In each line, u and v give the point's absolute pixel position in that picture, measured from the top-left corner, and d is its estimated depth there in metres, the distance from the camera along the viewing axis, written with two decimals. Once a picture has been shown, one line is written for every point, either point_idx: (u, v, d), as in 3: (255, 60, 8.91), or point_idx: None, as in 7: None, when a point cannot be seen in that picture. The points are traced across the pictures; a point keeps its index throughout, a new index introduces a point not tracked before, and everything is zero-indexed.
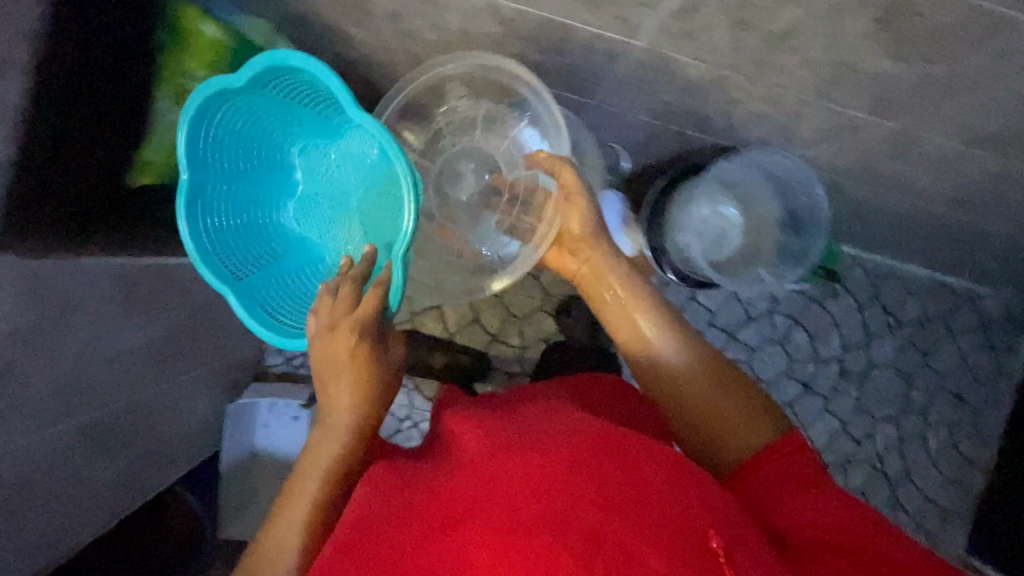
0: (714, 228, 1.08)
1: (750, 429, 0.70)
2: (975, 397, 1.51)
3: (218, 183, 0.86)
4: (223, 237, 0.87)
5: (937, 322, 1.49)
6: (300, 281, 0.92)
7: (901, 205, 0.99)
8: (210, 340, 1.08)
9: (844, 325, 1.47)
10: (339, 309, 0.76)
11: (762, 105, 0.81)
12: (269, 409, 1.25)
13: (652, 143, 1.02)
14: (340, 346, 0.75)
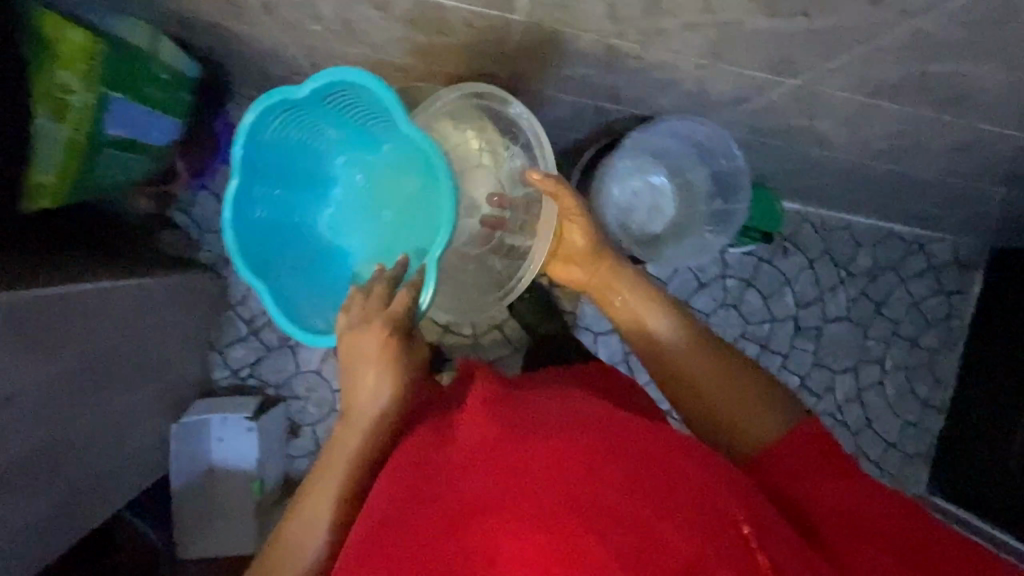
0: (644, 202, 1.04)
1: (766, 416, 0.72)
2: (928, 339, 1.52)
3: (263, 184, 0.84)
4: (256, 233, 0.84)
5: (886, 271, 1.49)
6: (332, 288, 0.89)
7: (834, 159, 0.96)
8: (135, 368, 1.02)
9: (795, 283, 1.47)
10: (373, 306, 0.73)
11: (682, 90, 0.75)
12: (223, 423, 1.22)
13: (577, 117, 0.97)
14: (365, 340, 0.70)
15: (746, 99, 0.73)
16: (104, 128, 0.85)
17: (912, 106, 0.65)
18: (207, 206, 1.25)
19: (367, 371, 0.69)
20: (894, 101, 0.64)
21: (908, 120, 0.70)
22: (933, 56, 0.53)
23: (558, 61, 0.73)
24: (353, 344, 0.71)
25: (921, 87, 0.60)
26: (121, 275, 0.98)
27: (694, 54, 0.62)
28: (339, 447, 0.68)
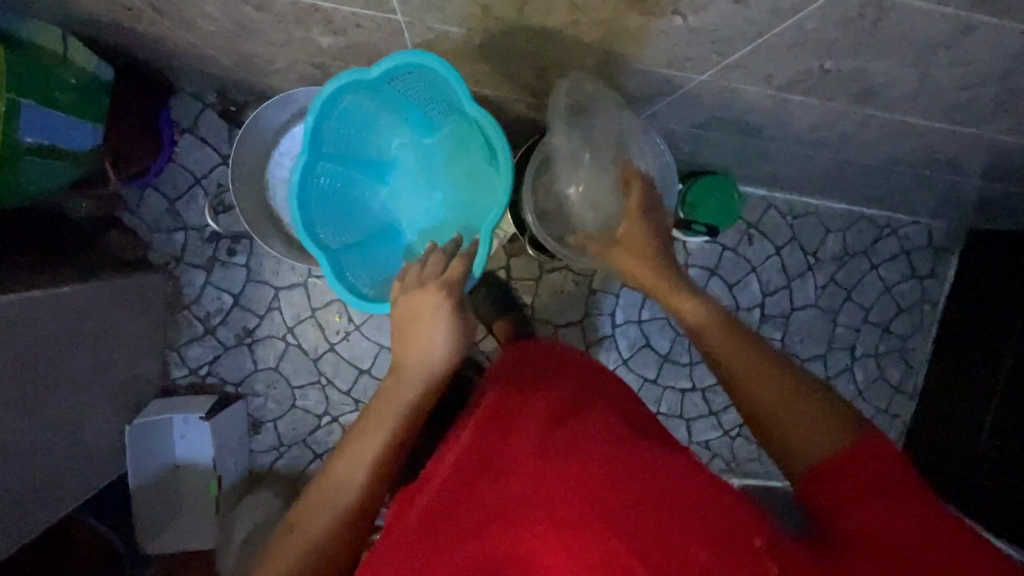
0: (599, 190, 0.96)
1: (822, 422, 0.61)
2: (900, 326, 1.48)
3: (327, 158, 0.91)
4: (319, 201, 0.93)
5: (856, 255, 1.45)
6: (383, 256, 0.99)
7: (777, 148, 0.93)
8: (86, 370, 1.03)
9: (761, 271, 1.44)
10: (430, 273, 0.80)
11: (606, 83, 0.73)
12: (183, 420, 1.24)
13: (514, 107, 0.94)
14: (423, 299, 0.77)
15: (663, 91, 0.72)
16: (18, 135, 0.83)
17: (826, 98, 0.63)
18: (157, 205, 1.25)
19: (425, 325, 0.76)
20: (806, 90, 0.62)
21: (830, 111, 0.68)
22: (824, 44, 0.52)
23: (466, 57, 0.73)
24: (410, 303, 0.77)
25: (842, 78, 0.58)
26: (75, 279, 1.01)
27: (591, 49, 0.62)
28: (388, 396, 0.73)
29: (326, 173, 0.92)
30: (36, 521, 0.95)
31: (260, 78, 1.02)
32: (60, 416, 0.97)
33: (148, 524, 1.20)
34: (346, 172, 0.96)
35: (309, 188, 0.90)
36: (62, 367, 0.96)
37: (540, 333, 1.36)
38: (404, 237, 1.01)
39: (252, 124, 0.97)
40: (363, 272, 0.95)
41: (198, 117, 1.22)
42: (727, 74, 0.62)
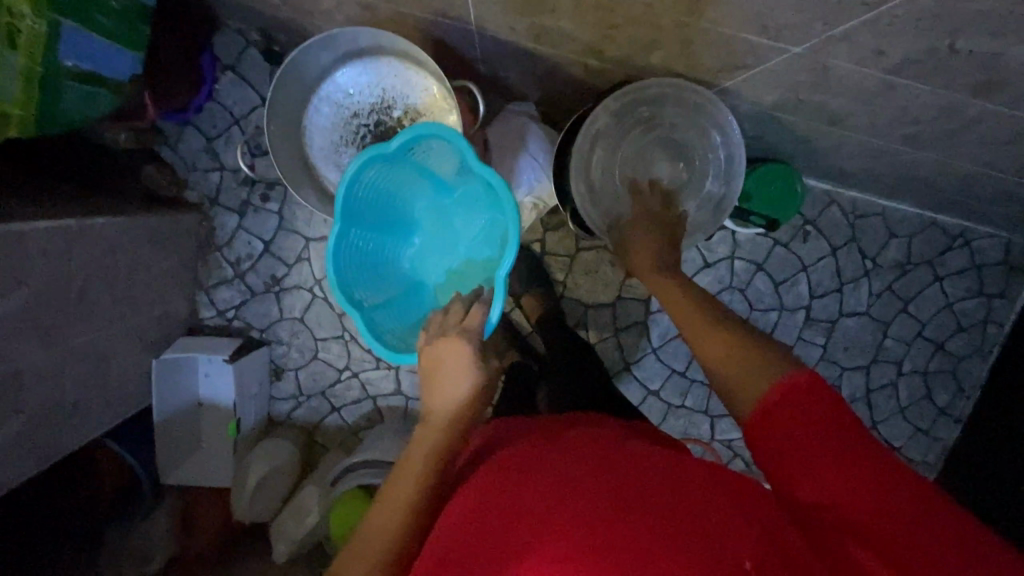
0: (651, 172, 0.96)
1: (747, 376, 0.61)
2: (957, 344, 1.38)
3: (360, 223, 0.86)
4: (354, 267, 0.87)
5: (919, 265, 1.34)
6: (414, 313, 0.92)
7: (857, 139, 0.84)
8: (123, 298, 1.05)
9: (813, 271, 1.34)
10: (453, 321, 0.74)
11: (679, 46, 0.66)
12: (208, 361, 1.23)
13: (571, 71, 0.88)
14: (447, 354, 0.70)
15: (744, 65, 0.66)
16: (59, 57, 0.81)
17: (935, 80, 0.55)
18: (195, 142, 1.23)
19: (448, 370, 0.68)
20: (918, 69, 0.55)
21: (937, 99, 0.60)
22: (948, 9, 0.44)
23: (528, 9, 0.67)
24: (434, 353, 0.71)
25: (959, 56, 0.50)
26: (113, 211, 1.01)
27: (673, 7, 0.56)
28: (422, 433, 0.65)
29: (359, 238, 0.87)
30: (64, 440, 0.99)
31: (307, 18, 0.98)
32: (95, 338, 1.00)
33: (166, 457, 1.23)
34: (377, 235, 0.90)
35: (345, 257, 0.85)
36: (99, 295, 0.98)
37: (570, 312, 1.32)
38: (434, 293, 0.95)
39: (293, 63, 0.90)
40: (400, 329, 0.89)
41: (241, 54, 1.18)
42: (820, 43, 0.54)
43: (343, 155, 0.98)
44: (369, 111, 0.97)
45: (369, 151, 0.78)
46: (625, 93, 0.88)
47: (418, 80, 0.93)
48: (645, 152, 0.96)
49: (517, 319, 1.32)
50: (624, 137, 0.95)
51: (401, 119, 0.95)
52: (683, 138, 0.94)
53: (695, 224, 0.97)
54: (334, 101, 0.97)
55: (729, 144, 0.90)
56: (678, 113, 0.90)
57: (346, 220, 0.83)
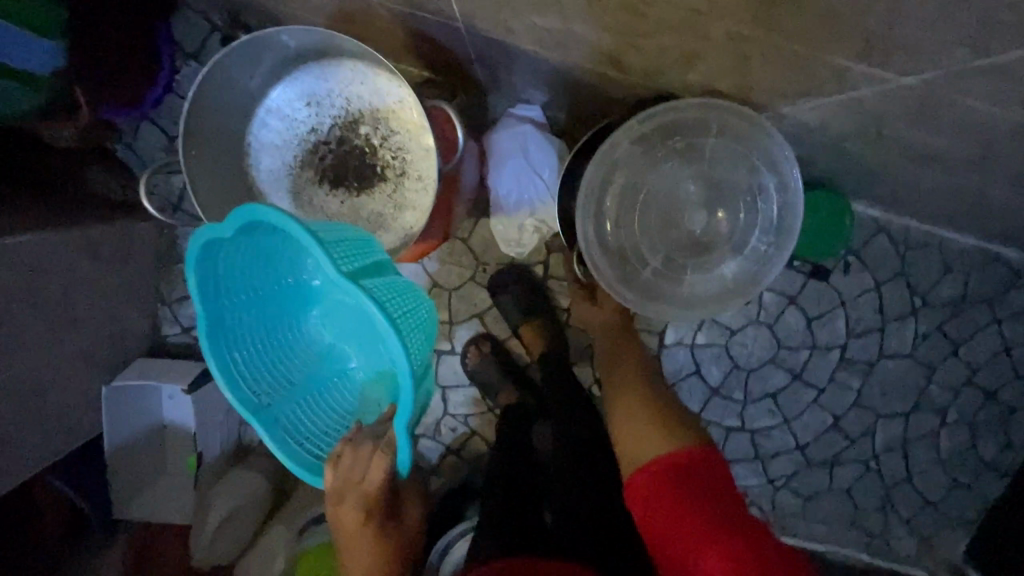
0: (678, 213, 0.81)
1: (645, 444, 0.77)
2: (1011, 393, 1.21)
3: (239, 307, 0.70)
4: (247, 357, 0.71)
5: (976, 304, 1.17)
6: (331, 405, 0.76)
7: (935, 164, 0.68)
8: (65, 315, 0.92)
9: (852, 306, 1.18)
10: (351, 480, 0.67)
11: (724, 43, 0.51)
12: (166, 389, 1.11)
13: (582, 78, 0.73)
14: (348, 515, 0.70)
15: (811, 64, 0.50)
16: None
17: None
18: (154, 140, 1.09)
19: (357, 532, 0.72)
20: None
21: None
22: None
23: (533, 8, 0.54)
24: (341, 516, 0.70)
25: None
26: (52, 220, 0.88)
27: None
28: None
29: (243, 324, 0.71)
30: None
31: (272, 2, 0.82)
32: (29, 360, 0.88)
33: (120, 489, 1.11)
34: (272, 313, 0.73)
35: (235, 352, 0.70)
36: (42, 309, 0.87)
37: (571, 343, 1.18)
38: (353, 378, 0.77)
39: (234, 64, 0.74)
40: (313, 428, 0.74)
41: (205, 42, 1.03)
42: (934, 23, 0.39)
43: (297, 176, 0.82)
44: (330, 127, 0.81)
45: (204, 233, 0.61)
46: (664, 111, 0.73)
47: (388, 90, 0.77)
48: (676, 191, 0.81)
49: (513, 348, 1.20)
50: (654, 178, 0.81)
51: (369, 137, 0.79)
52: (725, 181, 0.79)
53: (731, 287, 0.82)
54: (288, 115, 0.81)
55: (780, 194, 0.77)
56: (722, 147, 0.77)
57: (216, 313, 0.67)
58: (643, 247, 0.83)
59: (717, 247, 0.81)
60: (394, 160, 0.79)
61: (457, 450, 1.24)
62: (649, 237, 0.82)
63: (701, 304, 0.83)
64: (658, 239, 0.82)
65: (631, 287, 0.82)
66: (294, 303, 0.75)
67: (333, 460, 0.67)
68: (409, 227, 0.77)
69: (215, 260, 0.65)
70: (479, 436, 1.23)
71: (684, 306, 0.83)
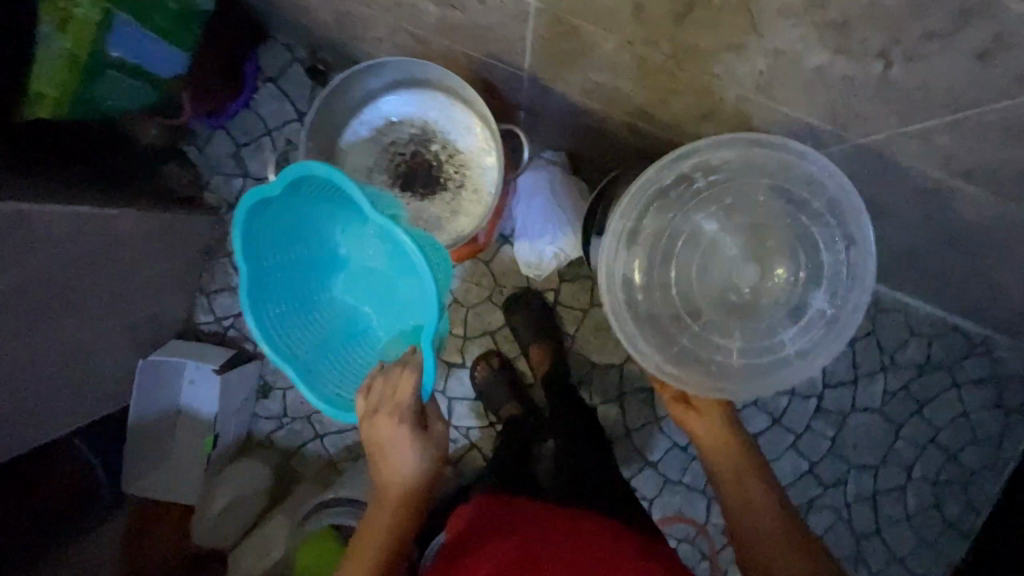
0: (740, 256, 0.81)
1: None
2: (971, 456, 1.32)
3: (272, 268, 0.82)
4: (276, 314, 0.83)
5: (938, 368, 1.30)
6: (351, 358, 0.88)
7: (897, 222, 0.82)
8: (128, 285, 1.02)
9: (828, 359, 1.31)
10: (386, 393, 0.76)
11: (733, 103, 0.66)
12: (195, 368, 1.18)
13: (613, 128, 0.88)
14: (381, 434, 0.75)
15: (800, 126, 0.65)
16: (105, 48, 0.84)
17: (1003, 143, 0.54)
18: (223, 146, 1.22)
19: (389, 460, 0.76)
20: (971, 147, 0.57)
21: (982, 185, 0.62)
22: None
23: (590, 65, 0.70)
24: (374, 435, 0.76)
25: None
26: (138, 201, 1.00)
27: (743, 56, 0.57)
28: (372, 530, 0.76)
29: (274, 282, 0.83)
30: (34, 422, 0.95)
31: (360, 43, 0.99)
32: (91, 318, 0.96)
33: (134, 464, 1.16)
34: (299, 276, 0.86)
35: (267, 309, 0.82)
36: (114, 275, 0.97)
37: (574, 367, 1.28)
38: (370, 334, 0.90)
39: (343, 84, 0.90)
40: (337, 377, 0.86)
41: (284, 68, 1.19)
42: (886, 100, 0.55)
43: (372, 180, 0.95)
44: (405, 140, 0.94)
45: (251, 195, 0.74)
46: (669, 183, 0.78)
47: (460, 116, 0.91)
48: (727, 242, 0.81)
49: (520, 367, 1.30)
50: (692, 242, 0.82)
51: (439, 154, 0.93)
52: (771, 217, 0.79)
53: (803, 324, 0.80)
54: (373, 125, 0.95)
55: (834, 207, 0.75)
56: (751, 193, 0.79)
57: (255, 269, 0.79)
58: (716, 327, 0.81)
59: (802, 300, 0.79)
60: (456, 174, 0.93)
61: (455, 463, 1.30)
62: (714, 302, 0.82)
63: (786, 352, 0.80)
64: (730, 313, 0.81)
65: (712, 375, 0.80)
66: (319, 269, 0.89)
67: (368, 385, 0.77)
68: (462, 230, 0.91)
69: (258, 222, 0.77)
70: (478, 450, 1.30)
71: (770, 364, 0.80)
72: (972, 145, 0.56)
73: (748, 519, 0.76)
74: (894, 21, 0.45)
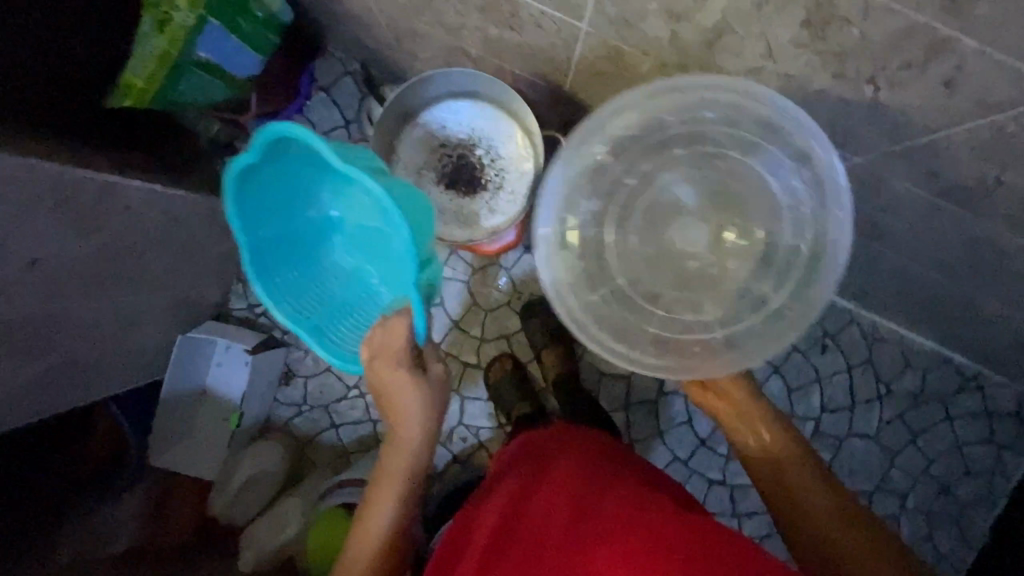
0: (688, 220, 0.91)
1: (814, 505, 0.78)
2: (963, 489, 1.36)
3: (268, 234, 0.85)
4: (282, 278, 0.88)
5: (932, 400, 1.36)
6: (357, 314, 0.92)
7: (894, 242, 0.90)
8: (181, 262, 1.11)
9: (827, 384, 1.37)
10: (384, 343, 0.79)
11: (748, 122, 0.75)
12: (226, 348, 1.25)
13: None
14: (385, 378, 0.81)
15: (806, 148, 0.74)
16: (194, 49, 0.95)
17: (981, 166, 0.63)
18: None
19: (396, 403, 0.82)
20: (953, 169, 0.66)
21: (965, 206, 0.71)
22: (1004, 99, 0.53)
23: (624, 81, 0.80)
24: (381, 381, 0.81)
25: (1007, 144, 0.58)
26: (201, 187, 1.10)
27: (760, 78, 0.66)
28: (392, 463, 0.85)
29: (273, 248, 0.86)
30: (85, 382, 1.01)
31: (413, 59, 1.10)
32: (146, 288, 1.04)
33: (160, 435, 1.22)
34: (297, 239, 0.90)
35: (273, 274, 0.87)
36: (173, 250, 1.05)
37: (584, 374, 1.34)
38: (371, 290, 0.93)
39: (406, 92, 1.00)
40: (346, 331, 0.91)
41: (337, 79, 1.30)
42: (881, 121, 0.64)
43: (420, 178, 1.05)
44: (454, 143, 1.04)
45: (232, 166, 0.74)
46: (623, 172, 0.91)
47: (505, 126, 1.02)
48: (674, 212, 0.92)
49: (532, 371, 1.36)
50: (645, 213, 0.92)
51: (482, 158, 1.03)
52: (717, 183, 0.89)
53: (775, 266, 0.86)
54: (428, 127, 1.04)
55: (794, 166, 0.80)
56: (699, 158, 0.87)
57: (253, 237, 0.82)
58: (682, 304, 0.89)
59: (774, 244, 0.86)
60: (496, 177, 1.03)
61: (462, 461, 1.35)
62: (669, 271, 0.92)
63: (772, 298, 0.85)
64: (689, 280, 0.91)
65: (693, 351, 0.86)
66: (317, 230, 0.91)
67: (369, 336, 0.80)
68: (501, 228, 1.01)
69: (248, 191, 0.79)
70: (486, 449, 1.35)
71: (754, 313, 0.85)
72: (955, 168, 0.65)
73: (767, 467, 0.85)
74: (886, 55, 0.54)
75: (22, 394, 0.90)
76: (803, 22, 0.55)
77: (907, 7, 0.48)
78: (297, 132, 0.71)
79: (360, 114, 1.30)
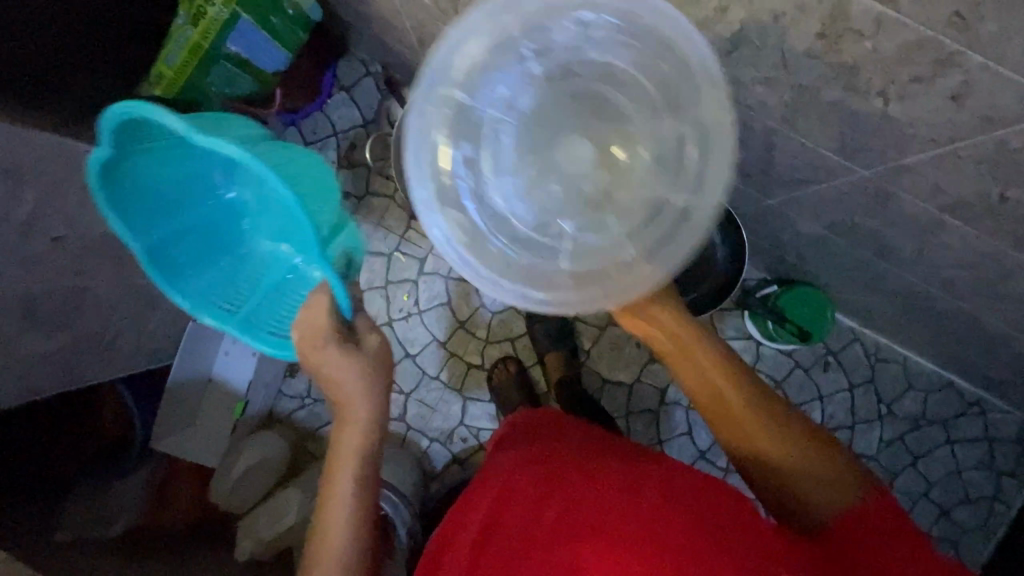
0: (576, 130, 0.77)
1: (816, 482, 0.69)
2: (962, 514, 1.35)
3: (166, 231, 0.81)
4: (201, 278, 0.85)
5: (933, 423, 1.36)
6: (285, 294, 0.89)
7: (899, 259, 0.92)
8: None
9: (828, 402, 1.37)
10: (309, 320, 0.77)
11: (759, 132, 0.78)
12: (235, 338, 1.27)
13: None
14: (316, 358, 0.77)
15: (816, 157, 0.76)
16: (224, 42, 0.99)
17: (986, 183, 0.65)
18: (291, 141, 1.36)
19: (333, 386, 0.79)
20: (958, 185, 0.68)
21: (970, 223, 0.73)
22: (1008, 116, 0.55)
23: None
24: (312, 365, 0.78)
25: (1011, 160, 0.60)
26: None
27: (771, 89, 0.68)
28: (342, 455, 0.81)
29: (180, 246, 0.83)
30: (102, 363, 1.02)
31: None
32: None
33: (166, 419, 1.24)
34: (204, 233, 0.87)
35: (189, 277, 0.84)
36: None
37: (586, 380, 1.35)
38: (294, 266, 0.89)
39: None
40: (280, 315, 0.88)
41: (358, 80, 1.34)
42: (889, 135, 0.66)
43: None
44: None
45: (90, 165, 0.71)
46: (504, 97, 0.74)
47: None
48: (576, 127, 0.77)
49: (535, 375, 1.37)
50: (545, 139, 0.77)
51: None
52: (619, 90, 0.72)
53: (669, 166, 0.72)
54: None
55: (685, 62, 0.64)
56: (584, 57, 0.71)
57: (149, 237, 0.79)
58: (592, 225, 0.76)
59: (663, 137, 0.72)
60: None
61: (461, 461, 1.36)
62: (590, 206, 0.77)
63: (676, 201, 0.71)
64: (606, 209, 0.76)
65: (606, 275, 0.74)
66: (221, 218, 0.88)
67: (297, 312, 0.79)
68: None
69: (129, 190, 0.76)
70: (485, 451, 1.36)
71: (665, 224, 0.72)
72: (960, 183, 0.67)
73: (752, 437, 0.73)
74: (896, 69, 0.57)
75: (37, 367, 0.92)
76: (815, 35, 0.57)
77: (916, 21, 0.50)
78: (136, 108, 0.65)
79: (378, 115, 1.33)
